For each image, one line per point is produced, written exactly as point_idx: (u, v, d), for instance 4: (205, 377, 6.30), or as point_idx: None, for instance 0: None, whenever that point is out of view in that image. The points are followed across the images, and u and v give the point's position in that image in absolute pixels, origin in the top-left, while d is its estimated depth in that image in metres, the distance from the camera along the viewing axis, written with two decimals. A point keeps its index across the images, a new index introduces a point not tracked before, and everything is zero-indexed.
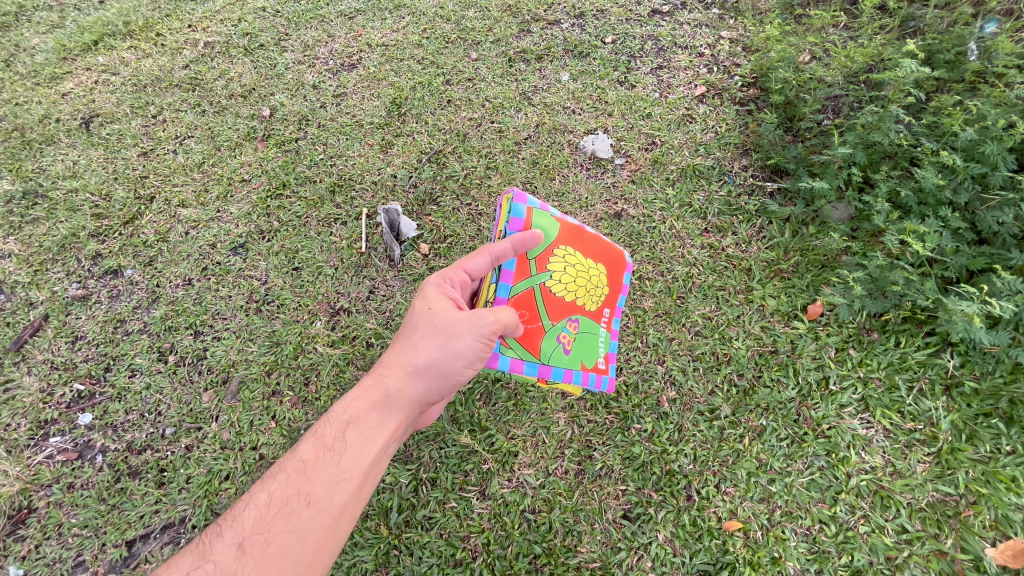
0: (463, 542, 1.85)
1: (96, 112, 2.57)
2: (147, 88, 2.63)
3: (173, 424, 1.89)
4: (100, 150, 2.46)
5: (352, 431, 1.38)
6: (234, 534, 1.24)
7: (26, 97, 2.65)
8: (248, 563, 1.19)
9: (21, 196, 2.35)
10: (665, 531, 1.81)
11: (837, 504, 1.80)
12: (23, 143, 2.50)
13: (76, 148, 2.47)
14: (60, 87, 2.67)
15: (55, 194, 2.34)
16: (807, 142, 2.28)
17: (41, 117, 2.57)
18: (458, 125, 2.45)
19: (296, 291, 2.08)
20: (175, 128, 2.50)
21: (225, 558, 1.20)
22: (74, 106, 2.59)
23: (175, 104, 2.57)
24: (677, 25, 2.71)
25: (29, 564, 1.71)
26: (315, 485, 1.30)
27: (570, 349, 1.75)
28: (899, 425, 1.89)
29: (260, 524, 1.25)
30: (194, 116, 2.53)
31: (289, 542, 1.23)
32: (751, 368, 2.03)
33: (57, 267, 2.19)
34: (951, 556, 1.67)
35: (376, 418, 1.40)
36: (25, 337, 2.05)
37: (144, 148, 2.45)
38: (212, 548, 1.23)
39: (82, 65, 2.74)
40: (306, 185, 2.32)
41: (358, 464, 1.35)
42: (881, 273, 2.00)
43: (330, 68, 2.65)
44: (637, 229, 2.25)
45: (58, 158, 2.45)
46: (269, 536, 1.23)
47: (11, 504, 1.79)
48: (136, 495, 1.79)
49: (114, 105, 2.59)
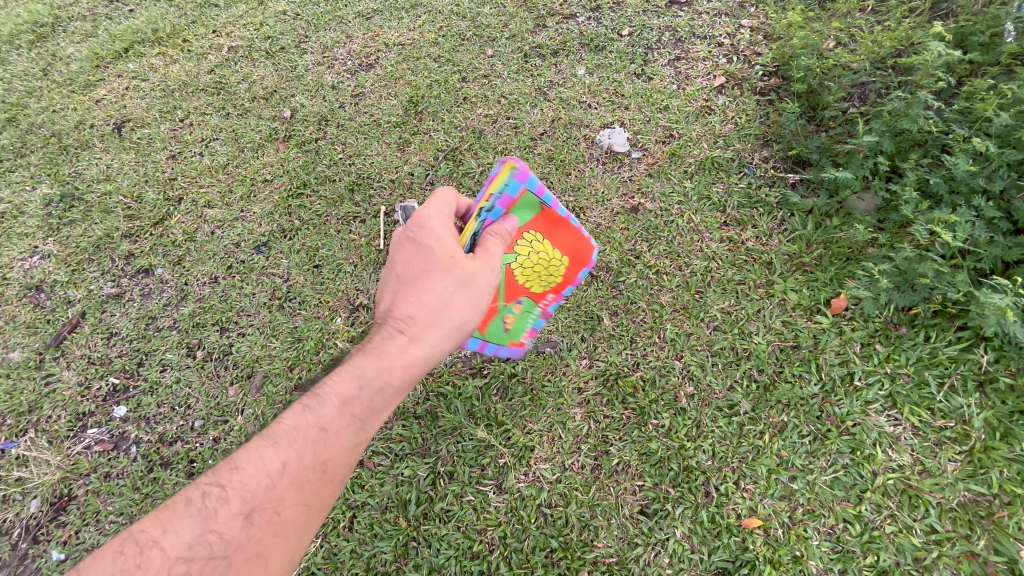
0: (480, 535, 1.87)
1: (127, 118, 2.68)
2: (175, 93, 2.73)
3: (202, 417, 1.97)
4: (132, 154, 2.57)
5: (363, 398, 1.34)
6: (240, 500, 1.20)
7: (63, 104, 2.77)
8: (252, 535, 1.18)
9: (59, 199, 2.48)
10: (683, 527, 1.80)
11: (862, 503, 1.76)
12: (60, 148, 2.63)
13: (110, 152, 2.59)
14: (93, 93, 2.79)
15: (91, 197, 2.46)
16: (831, 131, 2.23)
17: (77, 123, 2.69)
18: (474, 122, 2.48)
19: (317, 288, 2.14)
20: (201, 131, 2.59)
21: (229, 529, 1.17)
22: (107, 112, 2.71)
23: (202, 108, 2.66)
24: (696, 14, 2.68)
25: (69, 548, 1.80)
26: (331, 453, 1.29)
27: (510, 325, 1.95)
28: (929, 422, 1.83)
29: (274, 492, 1.22)
30: (220, 118, 2.61)
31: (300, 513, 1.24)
32: (772, 364, 2.00)
33: (94, 267, 2.30)
34: (983, 558, 1.62)
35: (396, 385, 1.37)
36: (64, 333, 2.16)
37: (173, 151, 2.55)
38: (218, 511, 1.18)
39: (114, 72, 2.86)
40: (327, 184, 2.38)
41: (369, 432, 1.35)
42: (909, 265, 1.94)
43: (348, 69, 2.71)
44: (654, 223, 2.24)
45: (94, 162, 2.56)
46: (282, 507, 1.21)
47: (54, 491, 1.90)
48: (168, 485, 1.87)
49: (145, 110, 2.70)
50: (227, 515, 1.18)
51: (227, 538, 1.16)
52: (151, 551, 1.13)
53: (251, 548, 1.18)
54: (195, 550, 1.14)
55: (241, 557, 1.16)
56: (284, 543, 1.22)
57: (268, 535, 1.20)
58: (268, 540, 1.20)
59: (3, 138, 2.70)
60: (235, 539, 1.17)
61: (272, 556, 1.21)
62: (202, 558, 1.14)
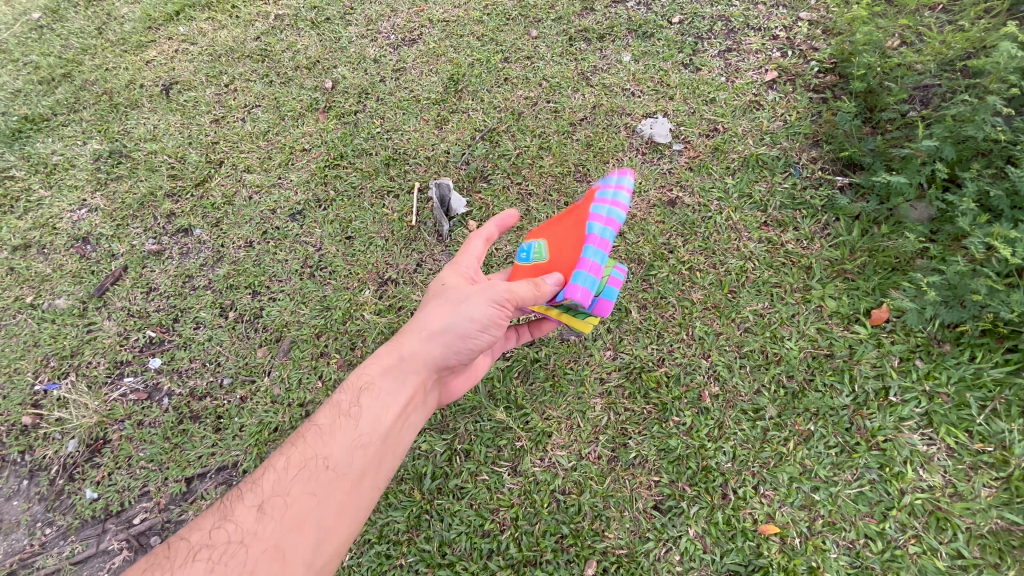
0: (493, 514, 1.88)
1: (176, 80, 2.73)
2: (221, 57, 2.76)
3: (231, 375, 2.04)
4: (178, 116, 2.62)
5: (369, 399, 1.45)
6: (255, 497, 1.30)
7: (116, 63, 2.84)
8: (268, 527, 1.24)
9: (108, 155, 2.56)
10: (696, 527, 1.77)
11: (886, 520, 1.70)
12: (111, 106, 2.70)
13: (158, 113, 2.65)
14: (144, 54, 2.84)
15: (138, 155, 2.53)
16: (887, 134, 2.12)
17: (128, 82, 2.75)
18: (514, 104, 2.44)
19: (348, 260, 2.17)
20: (245, 97, 2.62)
21: (247, 519, 1.26)
22: (157, 73, 2.77)
23: (246, 74, 2.69)
24: (752, 5, 2.58)
25: (102, 489, 1.90)
26: (333, 450, 1.37)
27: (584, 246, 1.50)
28: (966, 444, 1.75)
29: (282, 487, 1.31)
30: (263, 86, 2.64)
31: (309, 504, 1.28)
32: (803, 371, 1.94)
33: (137, 223, 2.37)
34: None
35: (392, 383, 1.48)
36: (106, 285, 2.25)
37: (216, 115, 2.59)
38: (234, 507, 1.29)
39: (165, 35, 2.90)
40: (363, 157, 2.39)
41: (375, 430, 1.42)
42: (960, 279, 1.83)
43: (391, 43, 2.69)
44: (691, 218, 2.17)
45: (141, 122, 2.63)
46: (290, 498, 1.28)
47: (90, 434, 1.99)
48: (196, 437, 1.95)
49: (193, 73, 2.74)
50: (242, 510, 1.28)
51: (244, 527, 1.25)
52: (178, 549, 1.22)
53: (267, 540, 1.22)
54: (214, 538, 1.23)
55: (258, 545, 1.21)
56: (303, 542, 1.24)
57: (282, 528, 1.25)
58: (283, 534, 1.24)
59: (58, 93, 2.78)
60: (251, 529, 1.24)
61: (293, 557, 1.22)
62: (221, 544, 1.21)
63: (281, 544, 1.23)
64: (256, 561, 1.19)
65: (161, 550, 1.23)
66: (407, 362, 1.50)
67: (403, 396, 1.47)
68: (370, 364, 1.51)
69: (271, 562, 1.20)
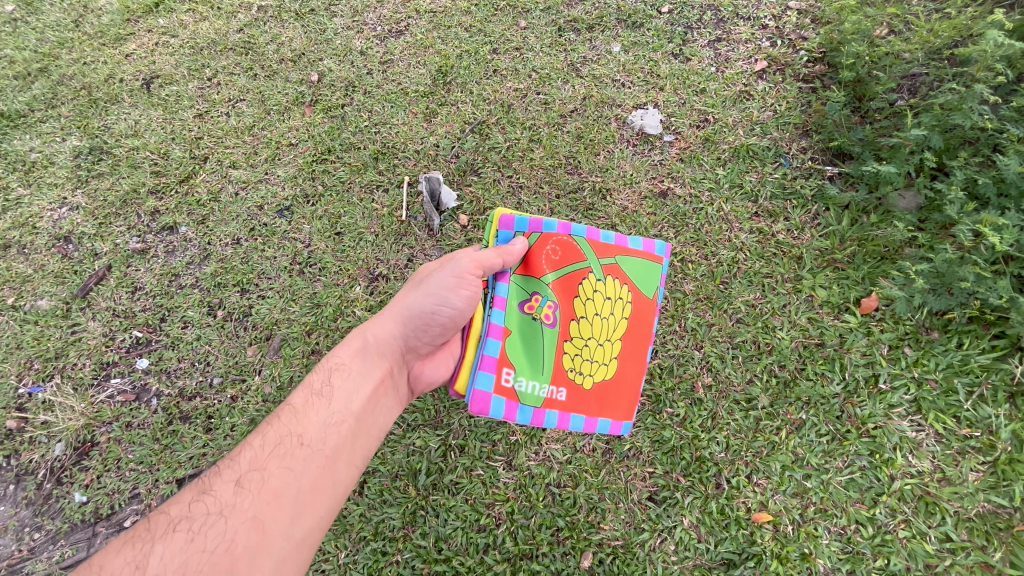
0: (488, 509, 1.88)
1: (156, 74, 2.67)
2: (203, 50, 2.71)
3: (221, 374, 2.01)
4: (160, 111, 2.57)
5: (338, 380, 1.54)
6: (234, 471, 1.36)
7: (93, 57, 2.76)
8: (246, 499, 1.30)
9: (88, 151, 2.50)
10: (690, 517, 1.79)
11: (876, 506, 1.72)
12: (90, 101, 2.64)
13: (139, 108, 2.59)
14: (123, 47, 2.77)
15: (119, 151, 2.48)
16: (877, 123, 2.12)
17: (106, 77, 2.69)
18: (504, 96, 2.42)
19: (337, 256, 2.15)
20: (229, 91, 2.57)
21: (224, 493, 1.31)
22: (137, 67, 2.70)
23: (230, 68, 2.64)
24: None
25: (91, 492, 1.87)
26: (307, 428, 1.44)
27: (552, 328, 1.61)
28: (954, 430, 1.77)
29: (258, 460, 1.37)
30: (247, 79, 2.59)
31: (286, 476, 1.35)
32: (794, 360, 1.95)
33: (120, 221, 2.32)
34: (998, 570, 1.58)
35: (360, 367, 1.57)
36: (90, 285, 2.20)
37: (200, 110, 2.54)
38: (214, 481, 1.35)
39: (144, 27, 2.83)
40: (351, 151, 2.37)
41: (347, 409, 1.50)
42: (948, 268, 1.84)
43: (378, 35, 2.65)
44: (682, 209, 2.17)
45: (122, 117, 2.58)
46: (267, 472, 1.35)
47: (78, 436, 1.96)
48: (186, 438, 1.93)
49: (174, 66, 2.68)
50: (222, 483, 1.34)
51: (223, 499, 1.30)
52: (159, 522, 1.27)
53: (246, 511, 1.28)
54: (195, 507, 1.29)
55: (236, 516, 1.27)
56: (280, 512, 1.30)
57: (260, 501, 1.30)
58: (261, 506, 1.30)
59: (35, 88, 2.71)
60: (230, 499, 1.30)
61: (271, 526, 1.28)
62: (201, 515, 1.27)
63: (260, 513, 1.29)
64: (236, 531, 1.25)
65: (145, 523, 1.27)
66: (374, 346, 1.60)
67: (372, 378, 1.56)
68: (339, 349, 1.60)
69: (250, 533, 1.26)
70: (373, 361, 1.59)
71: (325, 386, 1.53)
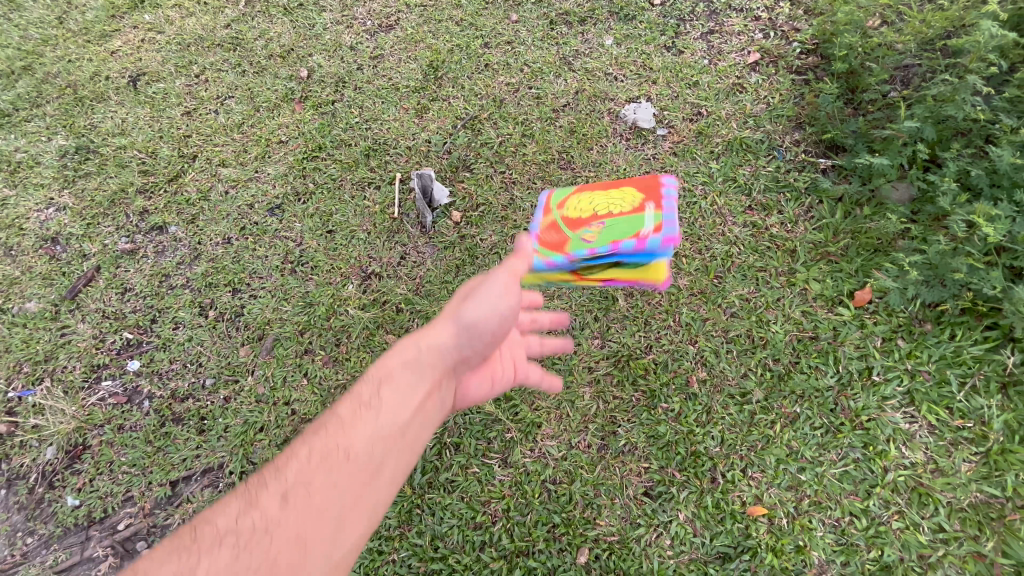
0: (484, 506, 1.87)
1: (143, 71, 2.64)
2: (191, 47, 2.67)
3: (213, 375, 2.00)
4: (147, 109, 2.54)
5: (387, 389, 1.17)
6: (265, 485, 1.03)
7: (79, 54, 2.72)
8: (290, 516, 0.98)
9: (74, 150, 2.47)
10: (686, 511, 1.79)
11: (870, 497, 1.73)
12: (76, 100, 2.60)
13: (125, 106, 2.56)
14: (109, 44, 2.74)
15: (106, 150, 2.45)
16: (869, 115, 2.12)
17: (92, 74, 2.65)
18: (496, 91, 2.41)
19: (330, 254, 2.15)
20: (217, 88, 2.55)
21: (268, 507, 0.99)
22: (123, 64, 2.67)
23: (218, 64, 2.61)
24: None
25: (83, 495, 1.85)
26: (355, 439, 1.09)
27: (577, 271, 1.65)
28: (946, 421, 1.78)
29: (307, 479, 1.03)
30: (235, 75, 2.56)
31: (333, 495, 1.02)
32: (788, 354, 1.95)
33: (108, 221, 2.30)
34: (990, 559, 1.59)
35: (410, 376, 1.21)
36: (79, 286, 2.18)
37: (188, 107, 2.52)
38: (259, 492, 1.02)
39: (130, 24, 2.80)
40: (342, 148, 2.35)
41: (399, 422, 1.15)
42: (941, 259, 1.85)
43: (368, 29, 2.63)
44: (676, 204, 2.17)
45: (109, 115, 2.54)
46: (312, 487, 1.02)
47: (69, 440, 1.94)
48: (179, 440, 1.91)
49: (161, 63, 2.65)
50: (269, 501, 1.01)
51: (268, 514, 0.98)
52: (204, 532, 0.98)
53: (288, 528, 0.97)
54: (241, 523, 0.98)
55: (281, 533, 0.96)
56: (323, 528, 0.99)
57: (305, 519, 0.98)
58: (305, 522, 0.98)
59: (19, 86, 2.67)
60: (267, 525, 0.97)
61: (314, 548, 0.97)
62: (244, 532, 0.96)
63: (303, 536, 0.97)
64: (276, 556, 0.93)
65: (172, 543, 0.97)
66: (427, 355, 1.26)
67: (425, 388, 1.22)
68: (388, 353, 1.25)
69: (290, 553, 0.95)
70: (426, 370, 1.25)
71: (372, 395, 1.16)
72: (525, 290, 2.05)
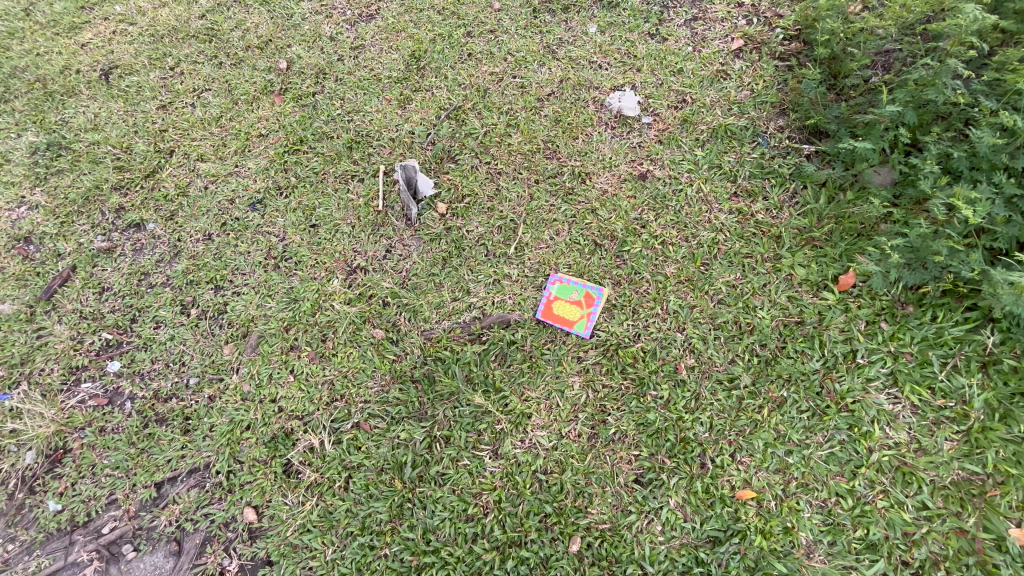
0: (475, 498, 1.76)
1: (115, 64, 2.68)
2: (165, 38, 2.73)
3: (197, 374, 1.97)
4: (120, 102, 2.56)
5: None
6: None
7: (47, 47, 2.77)
8: None
9: (46, 147, 2.46)
10: (676, 497, 1.73)
11: (856, 478, 1.69)
12: (45, 94, 2.61)
13: (97, 100, 2.58)
14: (79, 37, 2.79)
15: (78, 145, 2.44)
16: (851, 100, 2.14)
17: (63, 68, 2.68)
18: (480, 80, 2.47)
19: (314, 249, 2.16)
20: (193, 81, 2.58)
21: None
22: (94, 57, 2.70)
23: (193, 56, 2.65)
24: None
25: (66, 500, 1.81)
26: None
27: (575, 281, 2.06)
28: (929, 401, 1.76)
29: None
30: (211, 68, 2.61)
31: None
32: (775, 339, 1.93)
33: (82, 219, 2.28)
34: (972, 534, 1.56)
35: None
36: (54, 286, 2.14)
37: (163, 101, 2.54)
38: None
39: (100, 15, 2.87)
40: (324, 140, 2.38)
41: None
42: (923, 242, 1.84)
43: (348, 19, 2.71)
44: (662, 191, 2.19)
45: (80, 110, 2.55)
46: None
47: (49, 444, 1.89)
48: (164, 441, 1.88)
49: (133, 55, 2.69)
50: None
51: None
52: None
53: None
54: None
55: None
56: None
57: None
58: None
59: None
60: None
61: None
62: None
63: None
64: None
65: None
66: None
67: None
68: None
69: None
70: None
71: None
72: (518, 279, 2.08)
